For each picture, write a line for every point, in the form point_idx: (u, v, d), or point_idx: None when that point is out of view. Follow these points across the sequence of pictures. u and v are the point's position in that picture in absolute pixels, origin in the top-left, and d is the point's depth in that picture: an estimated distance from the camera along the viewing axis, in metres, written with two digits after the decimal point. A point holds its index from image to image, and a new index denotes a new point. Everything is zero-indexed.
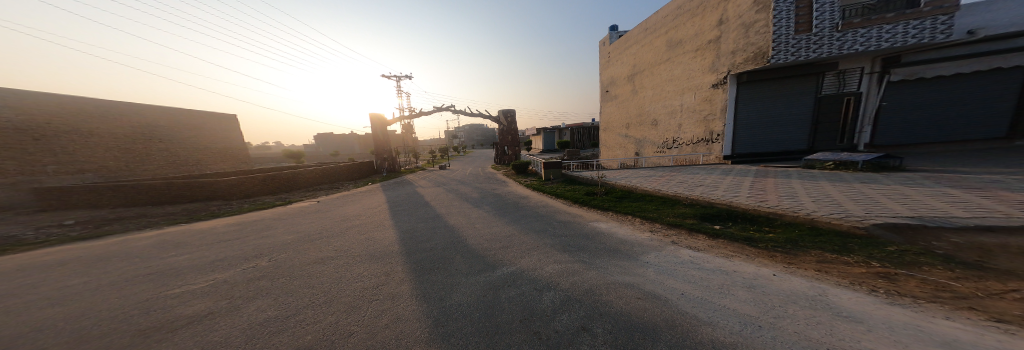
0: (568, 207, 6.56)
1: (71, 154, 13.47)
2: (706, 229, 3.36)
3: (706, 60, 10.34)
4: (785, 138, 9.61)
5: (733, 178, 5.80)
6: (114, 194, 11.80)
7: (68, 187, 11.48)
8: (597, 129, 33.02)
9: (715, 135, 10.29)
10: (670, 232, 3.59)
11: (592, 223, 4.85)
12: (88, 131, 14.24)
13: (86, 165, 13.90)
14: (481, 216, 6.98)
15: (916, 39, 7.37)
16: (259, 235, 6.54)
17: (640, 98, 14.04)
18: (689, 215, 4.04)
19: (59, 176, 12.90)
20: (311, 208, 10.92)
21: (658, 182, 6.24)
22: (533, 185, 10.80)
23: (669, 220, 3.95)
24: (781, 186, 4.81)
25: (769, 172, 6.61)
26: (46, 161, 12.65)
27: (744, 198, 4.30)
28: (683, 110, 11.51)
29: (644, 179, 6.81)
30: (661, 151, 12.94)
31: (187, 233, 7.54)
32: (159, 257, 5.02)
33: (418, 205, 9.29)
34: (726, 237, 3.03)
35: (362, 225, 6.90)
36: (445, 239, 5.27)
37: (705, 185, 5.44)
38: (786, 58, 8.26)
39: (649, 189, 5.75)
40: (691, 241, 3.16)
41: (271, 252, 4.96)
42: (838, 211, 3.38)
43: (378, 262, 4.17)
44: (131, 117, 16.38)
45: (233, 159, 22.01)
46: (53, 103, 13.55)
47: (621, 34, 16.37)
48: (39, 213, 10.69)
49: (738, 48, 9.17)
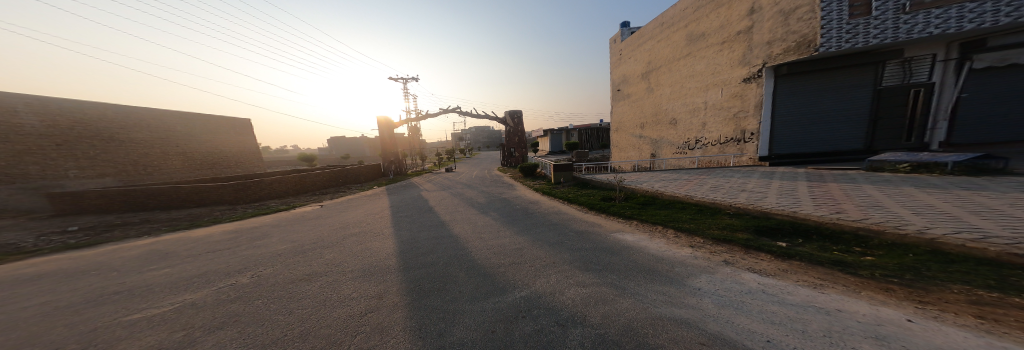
0: (583, 214, 5.93)
1: (92, 159, 13.49)
2: (771, 247, 2.69)
3: (735, 53, 9.69)
4: (822, 139, 8.86)
5: (778, 183, 5.10)
6: (123, 199, 11.67)
7: (80, 191, 11.40)
8: (605, 131, 32.52)
9: (748, 134, 9.57)
10: (719, 247, 2.94)
11: (613, 234, 4.19)
12: (107, 135, 14.29)
13: (106, 168, 13.86)
14: (488, 224, 6.43)
15: (1011, 18, 6.29)
16: (252, 244, 6.07)
17: (657, 97, 13.39)
18: (739, 228, 3.42)
19: (79, 180, 12.85)
20: (312, 213, 10.53)
21: (686, 187, 5.59)
22: (542, 189, 10.19)
23: (713, 233, 3.31)
24: (853, 193, 4.13)
25: (817, 175, 5.92)
26: (68, 166, 12.70)
27: (810, 209, 3.64)
28: (708, 108, 10.82)
29: (669, 183, 6.16)
30: (682, 153, 12.24)
31: (181, 241, 7.14)
32: (141, 271, 4.56)
33: (422, 210, 8.77)
34: (802, 259, 2.37)
35: (361, 234, 6.40)
36: (449, 252, 4.72)
37: (748, 190, 4.76)
38: (838, 46, 7.52)
39: (678, 195, 5.11)
40: (756, 258, 2.54)
41: (260, 265, 4.47)
42: (965, 229, 2.71)
43: (386, 281, 3.62)
44: (151, 122, 16.46)
45: (249, 164, 21.88)
46: (75, 109, 13.69)
47: (633, 31, 15.83)
48: (48, 218, 10.57)
49: (776, 38, 8.54)
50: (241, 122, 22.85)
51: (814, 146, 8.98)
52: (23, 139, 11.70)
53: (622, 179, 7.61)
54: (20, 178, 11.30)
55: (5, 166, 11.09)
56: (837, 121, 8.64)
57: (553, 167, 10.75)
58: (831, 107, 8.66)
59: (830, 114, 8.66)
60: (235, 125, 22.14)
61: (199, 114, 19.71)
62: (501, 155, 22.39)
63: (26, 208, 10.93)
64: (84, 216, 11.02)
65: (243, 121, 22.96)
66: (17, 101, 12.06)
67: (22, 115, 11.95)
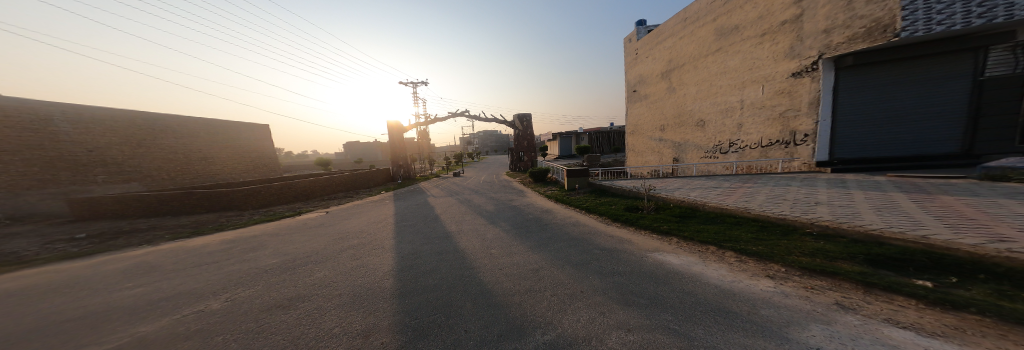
0: (606, 227, 5.18)
1: (120, 165, 13.67)
2: (911, 288, 1.94)
3: (779, 46, 8.88)
4: (882, 140, 7.91)
5: (855, 196, 4.33)
6: (137, 204, 11.63)
7: (98, 197, 11.48)
8: (617, 134, 31.59)
9: (800, 136, 8.59)
10: (816, 281, 2.20)
11: (649, 255, 3.47)
12: (136, 142, 14.51)
13: (133, 174, 14.07)
14: (498, 237, 5.78)
15: None
16: (242, 257, 5.57)
17: (682, 98, 12.64)
18: (832, 255, 2.66)
19: (108, 185, 13.03)
20: (315, 221, 10.07)
21: (735, 198, 4.83)
22: (554, 196, 9.45)
23: (798, 259, 2.57)
24: (991, 211, 3.29)
25: (897, 184, 5.08)
26: (97, 172, 12.88)
27: (929, 232, 2.86)
28: (747, 108, 9.95)
29: (710, 192, 5.39)
30: (714, 157, 11.37)
31: (174, 251, 6.73)
32: (123, 288, 4.10)
33: (426, 219, 8.17)
34: (991, 314, 1.61)
35: (360, 247, 5.83)
36: (460, 271, 4.10)
37: (823, 204, 4.00)
38: (926, 29, 6.45)
39: (728, 207, 4.40)
40: (900, 302, 1.82)
41: (249, 285, 3.93)
42: None
43: (400, 311, 3.00)
44: (178, 128, 16.62)
45: (266, 169, 21.96)
46: (108, 116, 13.90)
47: (650, 29, 15.15)
48: (66, 224, 10.53)
49: (833, 27, 7.66)
50: (261, 128, 22.83)
51: (857, 149, 8.14)
52: (59, 146, 11.92)
53: (647, 185, 6.84)
54: (52, 183, 11.51)
55: (38, 172, 11.21)
56: (902, 120, 7.64)
57: (568, 172, 10.04)
58: (885, 105, 7.76)
59: (894, 112, 7.69)
60: (255, 130, 22.05)
61: (222, 120, 19.72)
62: (510, 159, 21.78)
63: (46, 214, 11.00)
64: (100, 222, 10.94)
65: (262, 127, 22.91)
66: (55, 110, 12.27)
67: (57, 122, 12.12)
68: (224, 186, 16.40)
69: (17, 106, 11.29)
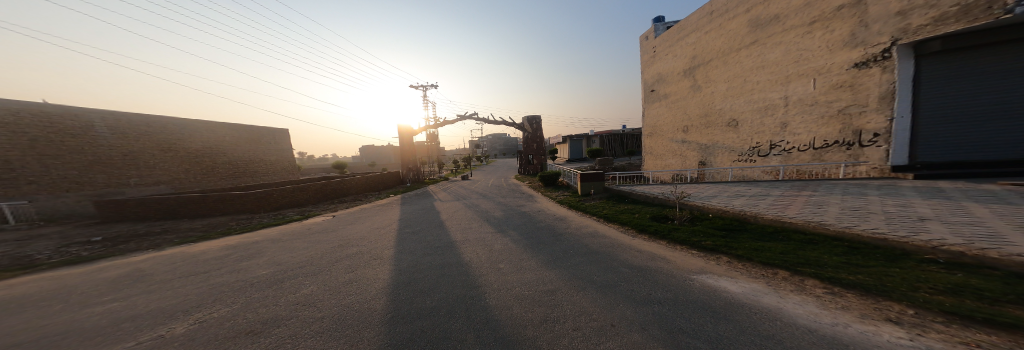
0: (632, 240, 4.47)
1: (151, 168, 13.99)
2: None
3: (833, 35, 7.99)
4: (979, 140, 6.67)
5: (970, 211, 3.52)
6: (158, 207, 11.74)
7: (124, 200, 11.69)
8: (630, 137, 30.58)
9: (868, 136, 7.52)
10: (993, 338, 1.50)
11: (695, 278, 2.80)
12: (166, 146, 14.80)
13: (163, 177, 14.38)
14: (510, 247, 5.20)
15: None
16: (234, 267, 5.17)
17: (711, 96, 11.81)
18: (976, 294, 1.94)
19: (139, 187, 13.43)
20: (318, 226, 9.75)
21: (799, 209, 4.11)
22: (568, 201, 8.79)
23: (932, 297, 1.87)
24: None
25: (1008, 194, 4.21)
26: (130, 175, 13.25)
27: None
28: (795, 105, 9.00)
29: (760, 201, 4.67)
30: (751, 161, 10.42)
31: (172, 258, 6.44)
32: (105, 303, 3.74)
33: (431, 225, 7.69)
34: None
35: (358, 257, 5.37)
36: (477, 292, 3.53)
37: (948, 224, 3.16)
38: None
39: (792, 222, 3.69)
40: None
41: (233, 302, 3.49)
42: None
43: (408, 345, 2.44)
44: (207, 134, 16.97)
45: (286, 172, 22.16)
46: (143, 122, 14.28)
47: (669, 25, 14.49)
48: (92, 225, 10.73)
49: (908, 9, 6.69)
50: (282, 132, 23.08)
51: (945, 151, 6.95)
52: (96, 150, 12.30)
53: (677, 192, 6.14)
54: (88, 185, 11.87)
55: (77, 175, 11.61)
56: (1007, 115, 6.39)
57: (581, 176, 9.34)
58: (966, 100, 6.70)
59: (996, 107, 6.46)
60: (277, 135, 22.28)
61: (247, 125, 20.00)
62: (519, 163, 21.20)
63: (76, 215, 11.28)
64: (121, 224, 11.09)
65: (283, 131, 23.19)
66: (95, 116, 12.67)
67: (98, 128, 12.52)
68: (245, 188, 16.47)
69: (61, 113, 11.79)
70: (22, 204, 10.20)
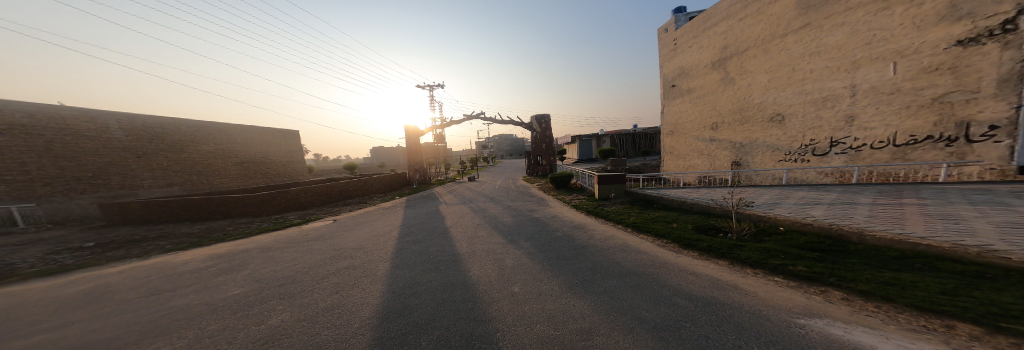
0: (677, 259, 3.59)
1: (165, 169, 13.64)
2: None
3: (907, 13, 7.04)
4: None
5: None
6: (162, 209, 11.26)
7: (128, 202, 11.20)
8: (643, 136, 29.63)
9: (977, 130, 6.27)
10: None
11: (806, 324, 1.94)
12: (179, 148, 14.43)
13: (175, 178, 14.02)
14: (540, 262, 4.37)
15: None
16: (208, 283, 4.42)
17: (748, 88, 10.93)
18: None
19: (153, 189, 13.04)
20: (314, 233, 9.01)
21: (926, 225, 3.23)
22: (584, 206, 7.88)
23: None
24: None
25: None
26: (144, 176, 12.89)
27: None
28: (865, 95, 7.83)
29: (853, 213, 3.79)
30: (805, 161, 9.28)
31: (150, 270, 5.70)
32: (49, 340, 2.92)
33: (434, 234, 6.90)
34: None
35: (349, 273, 4.61)
36: (504, 329, 2.70)
37: None
38: None
39: (928, 246, 2.80)
40: None
41: (222, 341, 2.67)
42: None
43: None
44: (218, 136, 16.55)
45: (296, 173, 21.75)
46: (157, 124, 13.87)
47: (692, 15, 13.90)
48: (95, 229, 10.26)
49: None
50: (292, 134, 22.65)
51: None
52: (109, 152, 11.95)
53: (727, 198, 5.27)
54: (102, 188, 11.54)
55: (91, 177, 11.31)
56: None
57: (599, 178, 8.43)
58: None
59: None
60: (287, 137, 21.80)
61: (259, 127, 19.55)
62: (527, 163, 20.38)
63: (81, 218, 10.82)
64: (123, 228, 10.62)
65: (294, 133, 22.83)
66: (110, 119, 12.32)
67: (113, 130, 12.21)
68: (253, 190, 15.99)
69: (76, 114, 11.47)
70: (32, 207, 9.85)
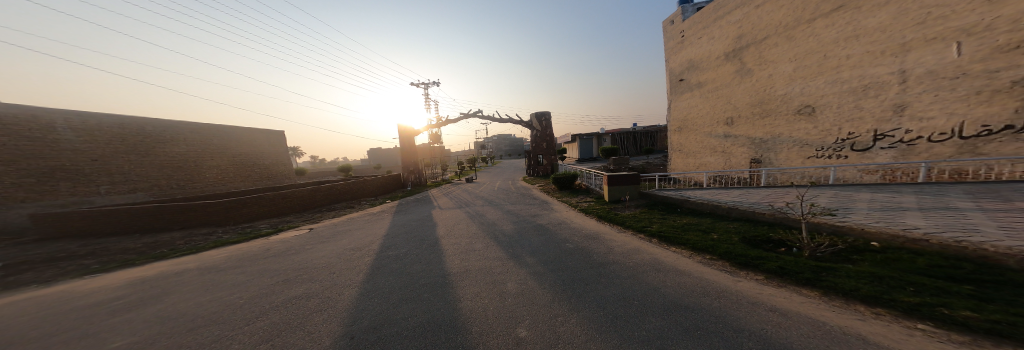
0: (738, 284, 2.68)
1: (126, 174, 11.83)
2: None
3: None
4: None
5: None
6: (109, 220, 9.42)
7: (65, 211, 9.28)
8: (643, 135, 29.39)
9: None
10: None
11: None
12: (145, 150, 12.60)
13: (140, 183, 12.22)
14: (577, 284, 3.38)
15: None
16: (96, 329, 3.15)
17: (769, 79, 10.52)
18: None
19: (111, 196, 11.25)
20: (283, 245, 7.68)
21: None
22: (594, 210, 6.95)
23: None
24: None
25: None
26: (100, 182, 11.10)
27: None
28: (919, 80, 7.21)
29: (976, 229, 3.08)
30: (842, 157, 8.70)
31: (51, 303, 4.33)
32: None
33: (423, 246, 5.83)
34: None
35: (304, 304, 3.52)
36: None
37: None
38: None
39: None
40: None
41: None
42: None
43: None
44: (193, 136, 14.73)
45: (281, 176, 19.98)
46: (117, 123, 12.04)
47: (699, 6, 13.69)
48: (21, 244, 8.45)
49: None
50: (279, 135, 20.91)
51: None
52: (60, 155, 10.19)
53: (784, 204, 4.49)
54: (49, 196, 9.83)
55: (35, 183, 9.57)
56: None
57: (608, 177, 7.56)
58: None
59: None
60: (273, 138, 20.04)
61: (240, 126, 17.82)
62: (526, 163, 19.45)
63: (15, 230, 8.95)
64: (58, 242, 8.88)
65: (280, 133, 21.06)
66: (57, 116, 10.52)
67: (61, 129, 10.44)
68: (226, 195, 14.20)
69: (16, 111, 9.68)
70: None
